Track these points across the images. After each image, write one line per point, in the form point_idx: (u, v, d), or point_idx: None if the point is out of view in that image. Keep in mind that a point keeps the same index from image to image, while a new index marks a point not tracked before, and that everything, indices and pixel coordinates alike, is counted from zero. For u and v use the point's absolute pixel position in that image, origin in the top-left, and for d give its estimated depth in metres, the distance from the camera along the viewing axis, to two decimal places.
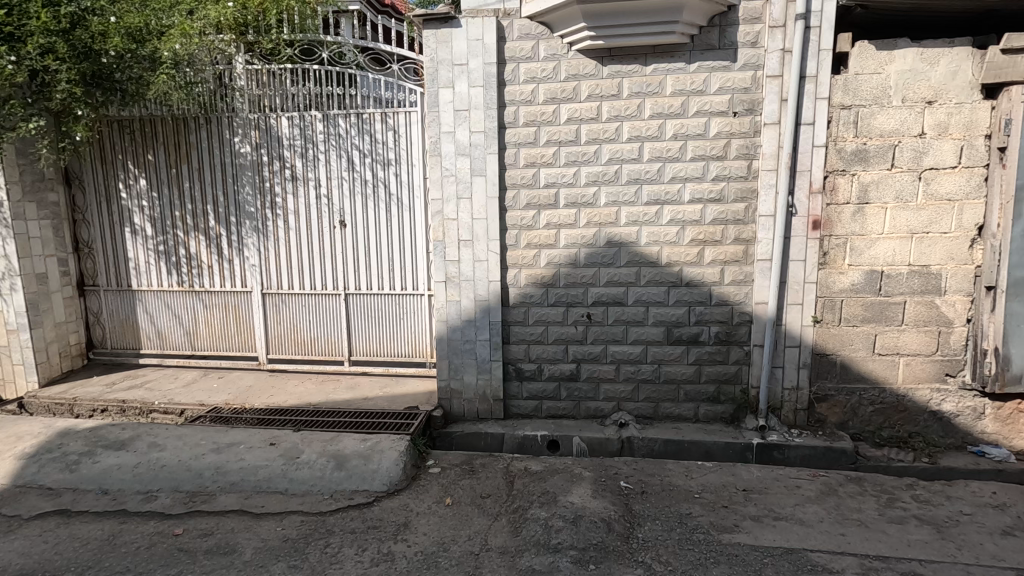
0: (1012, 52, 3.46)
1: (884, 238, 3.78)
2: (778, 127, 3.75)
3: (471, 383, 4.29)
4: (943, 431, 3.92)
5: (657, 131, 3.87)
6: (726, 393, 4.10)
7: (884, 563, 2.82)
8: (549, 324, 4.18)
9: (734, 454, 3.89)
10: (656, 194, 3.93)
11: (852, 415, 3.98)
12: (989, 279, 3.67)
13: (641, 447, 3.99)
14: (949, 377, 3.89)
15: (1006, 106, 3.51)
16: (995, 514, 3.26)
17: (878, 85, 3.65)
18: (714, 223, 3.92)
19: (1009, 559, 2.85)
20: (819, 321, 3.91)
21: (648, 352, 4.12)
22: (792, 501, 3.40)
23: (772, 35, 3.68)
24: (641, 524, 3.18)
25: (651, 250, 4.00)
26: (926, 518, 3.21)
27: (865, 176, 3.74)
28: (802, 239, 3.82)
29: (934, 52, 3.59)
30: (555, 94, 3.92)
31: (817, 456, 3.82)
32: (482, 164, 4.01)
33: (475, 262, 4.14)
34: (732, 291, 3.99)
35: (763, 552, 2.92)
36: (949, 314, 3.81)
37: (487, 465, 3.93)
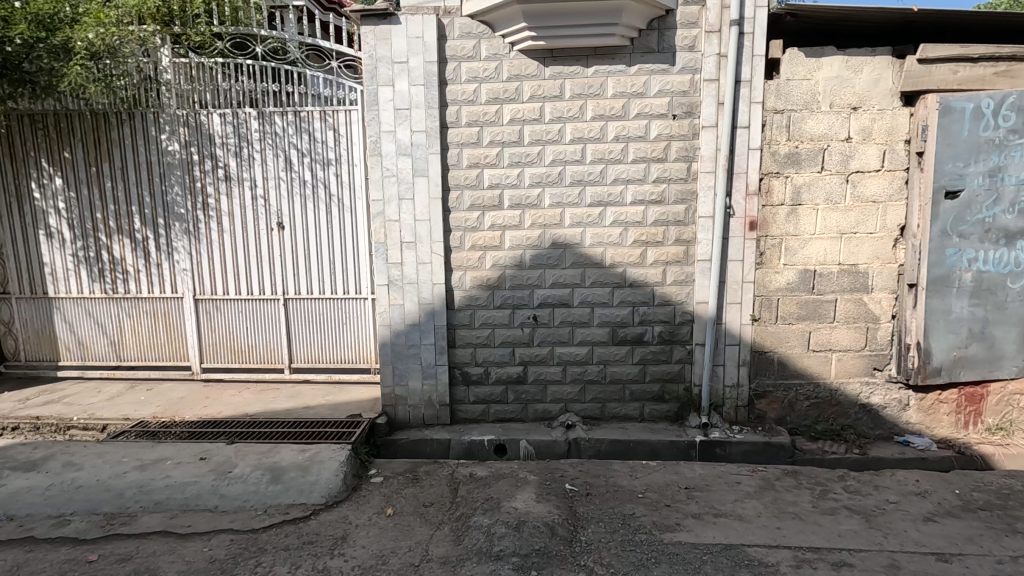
0: (927, 62, 3.65)
1: (816, 238, 3.91)
2: (715, 129, 3.83)
3: (416, 388, 4.19)
4: (872, 423, 4.10)
5: (599, 133, 3.89)
6: (670, 392, 4.16)
7: (816, 554, 2.90)
8: (495, 327, 4.13)
9: (679, 453, 3.94)
10: (599, 195, 3.94)
11: (789, 410, 4.11)
12: (912, 277, 3.85)
13: (588, 448, 3.99)
14: (877, 371, 4.07)
15: (923, 113, 3.69)
16: (919, 501, 3.41)
17: (808, 91, 3.78)
18: (656, 224, 3.96)
19: (930, 545, 2.98)
20: (757, 320, 4.02)
21: (594, 353, 4.12)
22: (731, 497, 3.47)
23: (708, 40, 3.75)
24: (585, 527, 3.17)
25: (596, 252, 4.00)
26: (856, 509, 3.33)
27: (797, 179, 3.86)
28: (739, 239, 3.91)
29: (858, 60, 3.75)
30: (497, 94, 3.87)
31: (757, 451, 3.91)
32: (424, 165, 3.92)
33: (419, 264, 4.04)
34: (674, 291, 4.04)
35: (703, 549, 2.95)
36: (876, 310, 3.98)
37: (432, 472, 3.84)
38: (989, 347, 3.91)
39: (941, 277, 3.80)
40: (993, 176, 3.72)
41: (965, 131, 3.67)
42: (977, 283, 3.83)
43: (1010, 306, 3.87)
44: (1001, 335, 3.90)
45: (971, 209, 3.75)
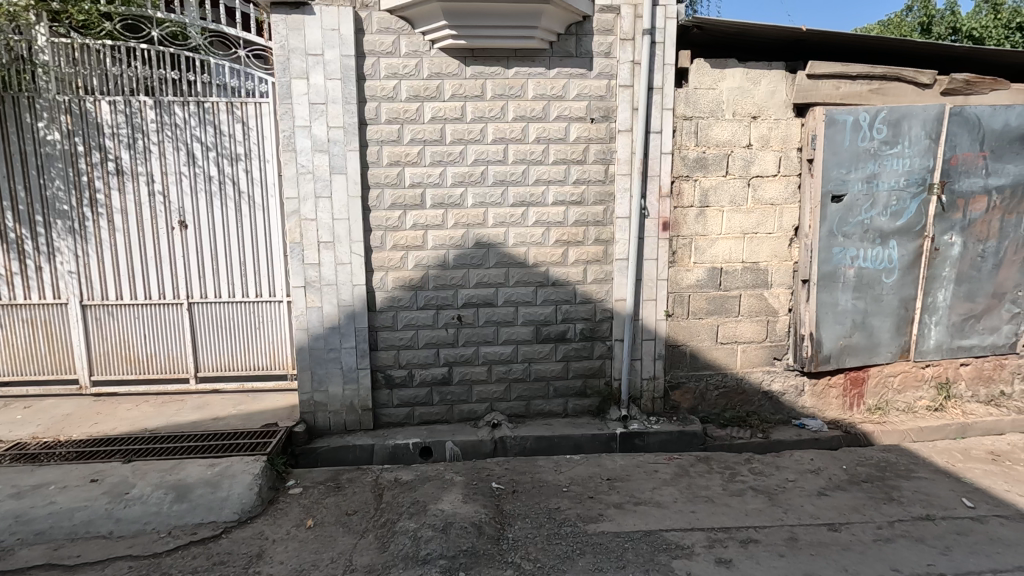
0: (815, 78, 4.02)
1: (722, 238, 4.19)
2: (630, 134, 3.99)
3: (337, 393, 4.04)
4: (773, 408, 4.45)
5: (520, 134, 3.93)
6: (592, 386, 4.28)
7: (726, 533, 3.10)
8: (418, 328, 4.06)
9: (601, 445, 4.07)
10: (522, 195, 3.99)
11: (701, 400, 4.37)
12: (805, 273, 4.21)
13: (514, 446, 4.02)
14: (776, 360, 4.42)
15: (812, 124, 4.05)
16: (813, 478, 3.74)
17: (713, 99, 4.04)
18: (577, 224, 4.07)
19: (823, 517, 3.27)
20: (671, 315, 4.24)
21: (518, 352, 4.17)
22: (650, 485, 3.63)
23: (623, 47, 3.90)
24: (512, 524, 3.19)
25: (518, 251, 4.05)
26: (760, 489, 3.59)
27: (705, 182, 4.11)
28: (654, 239, 4.11)
29: (757, 73, 4.05)
30: (418, 91, 3.81)
31: (673, 440, 4.11)
32: (342, 162, 3.79)
33: (338, 265, 3.89)
34: (594, 289, 4.17)
35: (625, 537, 3.06)
36: (775, 304, 4.33)
37: (354, 480, 3.71)
38: (869, 336, 4.36)
39: (830, 273, 4.19)
40: (870, 183, 4.15)
41: (846, 141, 4.05)
42: (858, 278, 4.25)
43: (885, 299, 4.34)
44: (878, 325, 4.36)
45: (852, 211, 4.16)
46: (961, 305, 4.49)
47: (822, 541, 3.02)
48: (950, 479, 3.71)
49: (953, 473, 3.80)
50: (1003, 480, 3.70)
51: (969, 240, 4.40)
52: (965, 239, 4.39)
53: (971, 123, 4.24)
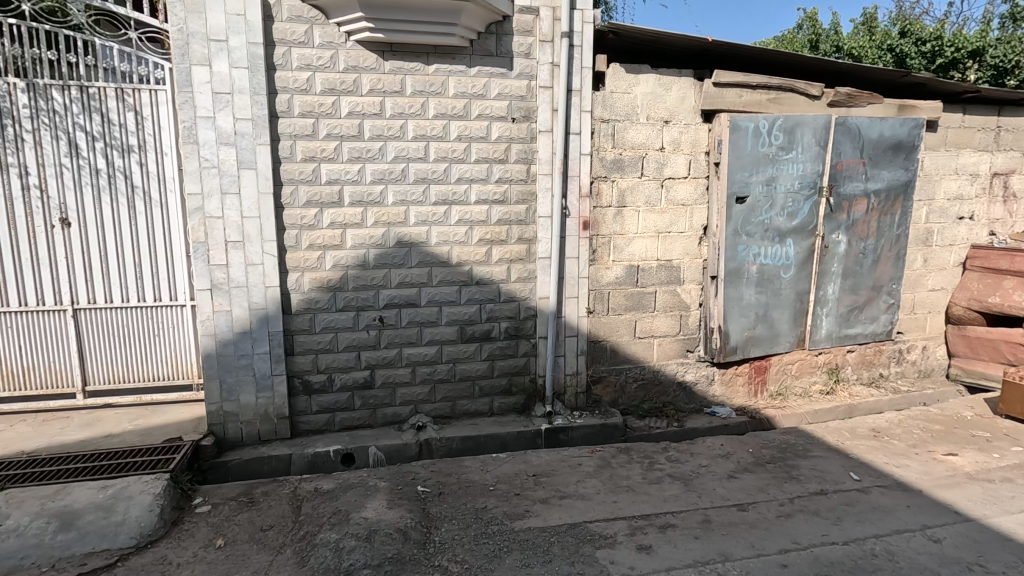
0: (720, 86, 4.27)
1: (639, 237, 4.36)
2: (550, 134, 4.06)
3: (249, 402, 3.80)
4: (687, 398, 4.68)
5: (442, 132, 3.89)
6: (517, 384, 4.31)
7: (646, 520, 3.22)
8: (338, 330, 3.91)
9: (526, 442, 4.11)
10: (444, 193, 3.94)
11: (621, 393, 4.52)
12: (713, 269, 4.48)
13: (440, 447, 3.97)
14: (689, 352, 4.67)
15: (719, 129, 4.31)
16: (724, 462, 3.98)
17: (628, 103, 4.19)
18: (500, 223, 4.09)
19: (733, 498, 3.49)
20: (592, 312, 4.36)
21: (443, 352, 4.12)
22: (575, 478, 3.72)
23: (542, 48, 3.96)
24: (439, 527, 3.15)
25: (442, 250, 4.00)
26: (677, 475, 3.78)
27: (622, 183, 4.26)
28: (574, 238, 4.20)
29: (668, 79, 4.25)
30: (333, 84, 3.66)
31: (596, 433, 4.23)
32: (251, 156, 3.56)
33: (248, 266, 3.66)
34: (518, 288, 4.20)
35: (551, 532, 3.11)
36: (687, 299, 4.57)
37: (270, 493, 3.51)
38: (770, 327, 4.70)
39: (735, 269, 4.48)
40: (770, 185, 4.47)
41: (748, 146, 4.35)
42: (760, 274, 4.58)
43: (783, 292, 4.70)
44: (778, 317, 4.72)
45: (754, 212, 4.47)
46: (847, 297, 4.95)
47: (732, 521, 3.22)
48: (840, 455, 4.08)
49: (842, 450, 4.19)
50: (884, 454, 4.11)
51: (853, 238, 4.86)
52: (849, 237, 4.85)
53: (853, 132, 4.69)
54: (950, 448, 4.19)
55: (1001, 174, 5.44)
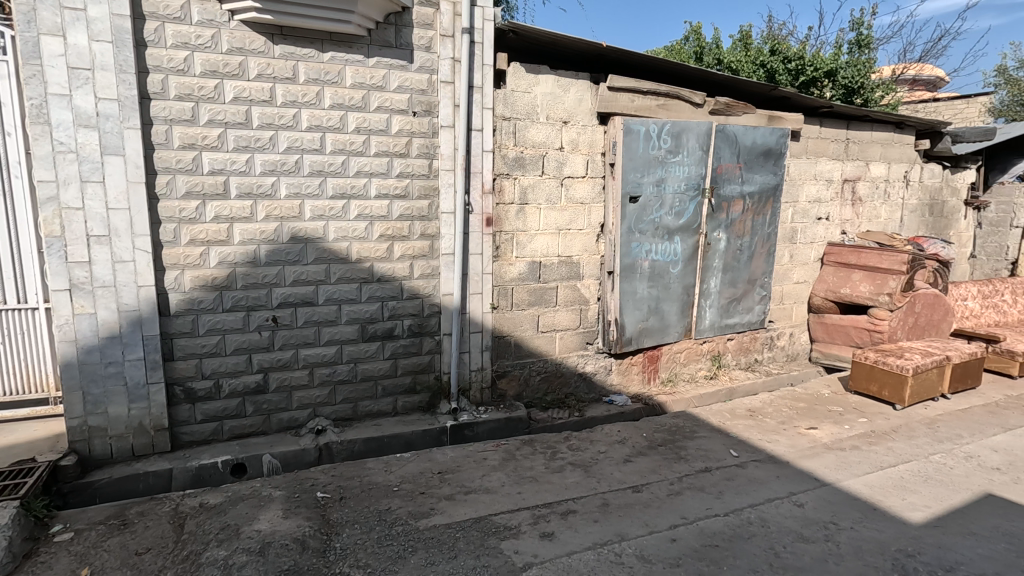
0: (614, 90, 4.49)
1: (540, 234, 4.47)
2: (452, 130, 4.04)
3: (120, 415, 3.42)
4: (587, 388, 4.88)
5: (338, 123, 3.73)
6: (421, 382, 4.26)
7: (548, 508, 3.32)
8: (225, 333, 3.64)
9: (431, 440, 4.07)
10: (342, 187, 3.79)
11: (525, 386, 4.61)
12: (610, 265, 4.71)
13: (341, 451, 3.82)
14: (589, 344, 4.88)
15: (613, 132, 4.52)
16: (620, 447, 4.20)
17: (528, 103, 4.28)
18: (401, 218, 4.01)
19: (628, 481, 3.69)
20: (496, 308, 4.40)
21: (343, 352, 3.97)
22: (480, 473, 3.74)
23: (443, 43, 3.93)
24: (340, 532, 3.04)
25: (340, 246, 3.85)
26: (578, 463, 3.93)
27: (523, 181, 4.34)
28: (478, 234, 4.21)
29: (566, 81, 4.39)
30: (215, 67, 3.39)
31: (501, 427, 4.28)
32: (117, 141, 3.20)
33: (116, 263, 3.29)
34: (421, 285, 4.14)
35: (456, 527, 3.11)
36: (586, 294, 4.77)
37: (146, 513, 3.19)
38: (661, 319, 5.02)
39: (630, 265, 4.73)
40: (660, 186, 4.77)
41: (640, 149, 4.60)
42: (652, 269, 4.87)
43: (672, 286, 5.03)
44: (668, 309, 5.05)
45: (646, 211, 4.74)
46: (727, 290, 5.42)
47: (628, 503, 3.40)
48: (722, 435, 4.46)
49: (724, 429, 4.58)
50: (758, 431, 4.55)
51: (731, 236, 5.32)
52: (728, 235, 5.30)
53: (731, 139, 5.12)
54: (812, 422, 4.73)
55: (850, 180, 6.21)
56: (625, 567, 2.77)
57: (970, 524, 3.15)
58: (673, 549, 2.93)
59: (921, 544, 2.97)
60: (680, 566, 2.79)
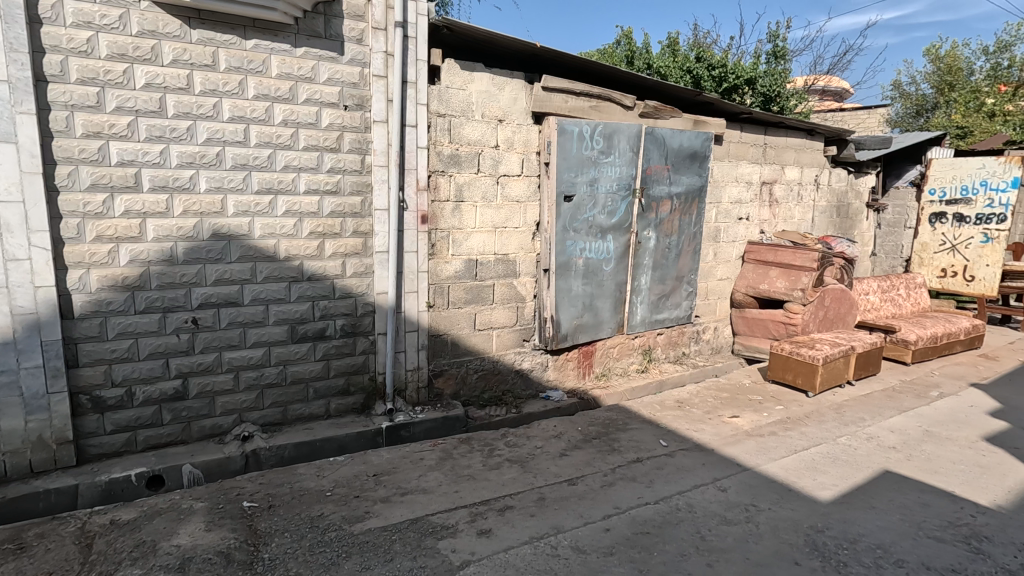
0: (548, 91, 4.55)
1: (476, 231, 4.47)
2: (386, 125, 3.96)
3: (15, 428, 3.11)
4: (524, 385, 4.93)
5: (264, 114, 3.56)
6: (355, 383, 4.16)
7: (486, 506, 3.33)
8: (139, 336, 3.39)
9: (366, 442, 3.97)
10: (268, 182, 3.62)
11: (462, 385, 4.59)
12: (545, 263, 4.77)
13: (269, 457, 3.65)
14: (526, 341, 4.93)
15: (548, 131, 4.58)
16: (556, 442, 4.28)
17: (463, 100, 4.27)
18: (332, 215, 3.88)
19: (564, 475, 3.77)
20: (432, 306, 4.36)
21: (271, 354, 3.80)
22: (416, 473, 3.70)
23: (375, 36, 3.84)
24: (268, 542, 2.91)
25: (267, 244, 3.68)
26: (515, 459, 3.97)
27: (459, 178, 4.32)
28: (413, 232, 4.15)
29: (501, 80, 4.41)
30: (123, 50, 3.14)
31: (438, 426, 4.24)
32: (8, 127, 2.90)
33: (8, 261, 2.98)
34: (354, 283, 4.04)
35: (391, 530, 3.05)
36: (522, 291, 4.81)
37: (48, 534, 2.92)
38: (595, 315, 5.15)
39: (565, 262, 4.82)
40: (593, 185, 4.88)
41: (574, 149, 4.69)
42: (586, 266, 4.98)
43: (606, 283, 5.17)
44: (601, 305, 5.18)
45: (580, 210, 4.84)
46: (657, 287, 5.63)
47: (564, 496, 3.47)
48: (652, 426, 4.64)
49: (654, 421, 4.76)
50: (686, 421, 4.77)
51: (660, 235, 5.54)
52: (658, 234, 5.51)
53: (659, 142, 5.32)
54: (734, 411, 5.01)
55: (767, 183, 6.62)
56: (560, 559, 2.82)
57: (871, 499, 3.44)
58: (606, 539, 3.01)
59: (829, 520, 3.21)
60: (613, 554, 2.87)
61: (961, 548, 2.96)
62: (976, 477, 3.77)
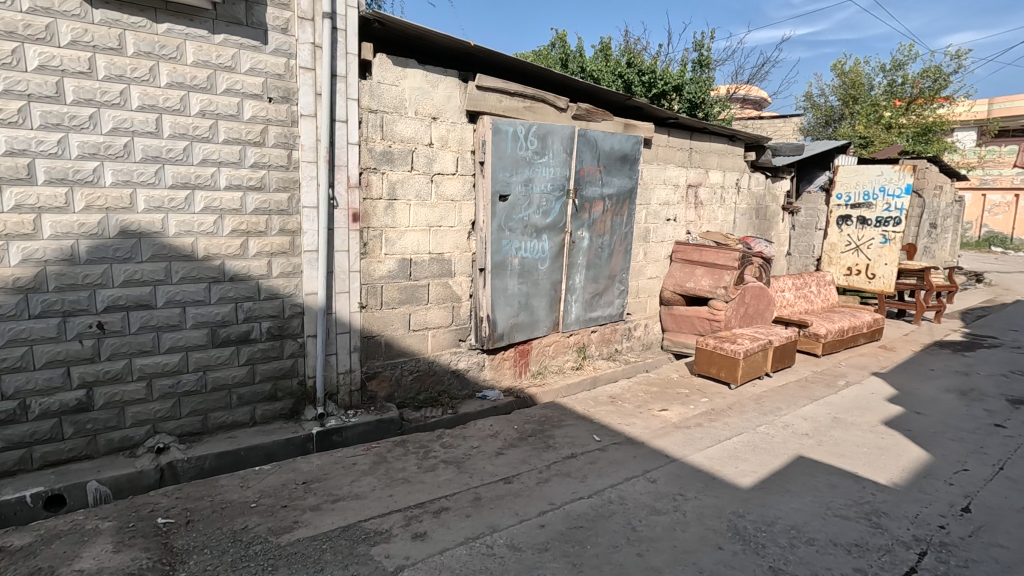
0: (482, 90, 4.54)
1: (410, 230, 4.40)
2: (314, 120, 3.82)
3: None
4: (460, 384, 4.90)
5: (178, 104, 3.33)
6: (283, 388, 3.98)
7: (421, 508, 3.29)
8: (35, 342, 3.09)
9: (295, 449, 3.81)
10: (184, 176, 3.40)
11: (397, 386, 4.50)
12: (481, 262, 4.76)
13: (188, 470, 3.43)
14: (462, 341, 4.89)
15: (482, 131, 4.57)
16: (493, 441, 4.28)
17: (396, 96, 4.18)
18: (257, 212, 3.69)
19: (500, 474, 3.78)
20: (365, 307, 4.24)
21: (189, 359, 3.57)
22: (349, 479, 3.59)
23: (301, 26, 3.69)
24: (185, 561, 2.73)
25: (184, 242, 3.45)
26: (450, 460, 3.94)
27: (392, 176, 4.23)
28: (344, 230, 4.02)
29: (434, 77, 4.36)
30: (12, 27, 2.84)
31: (371, 430, 4.14)
32: None
33: None
34: (281, 284, 3.86)
35: (322, 539, 2.95)
36: (458, 291, 4.78)
37: None
38: (530, 314, 5.20)
39: (500, 262, 4.83)
40: (528, 185, 4.92)
41: (509, 148, 4.71)
42: (521, 266, 5.02)
43: (541, 282, 5.23)
44: (537, 304, 5.23)
45: (515, 210, 4.87)
46: (590, 285, 5.76)
47: (500, 494, 3.48)
48: (586, 422, 4.75)
49: (588, 417, 4.86)
50: (618, 416, 4.91)
51: (593, 235, 5.66)
52: (591, 234, 5.63)
53: (592, 144, 5.44)
54: (663, 404, 5.21)
55: (693, 186, 6.93)
56: (496, 558, 2.83)
57: (786, 483, 3.68)
58: (541, 535, 3.05)
59: (749, 504, 3.41)
60: (548, 550, 2.91)
61: (864, 524, 3.22)
62: (877, 458, 4.12)
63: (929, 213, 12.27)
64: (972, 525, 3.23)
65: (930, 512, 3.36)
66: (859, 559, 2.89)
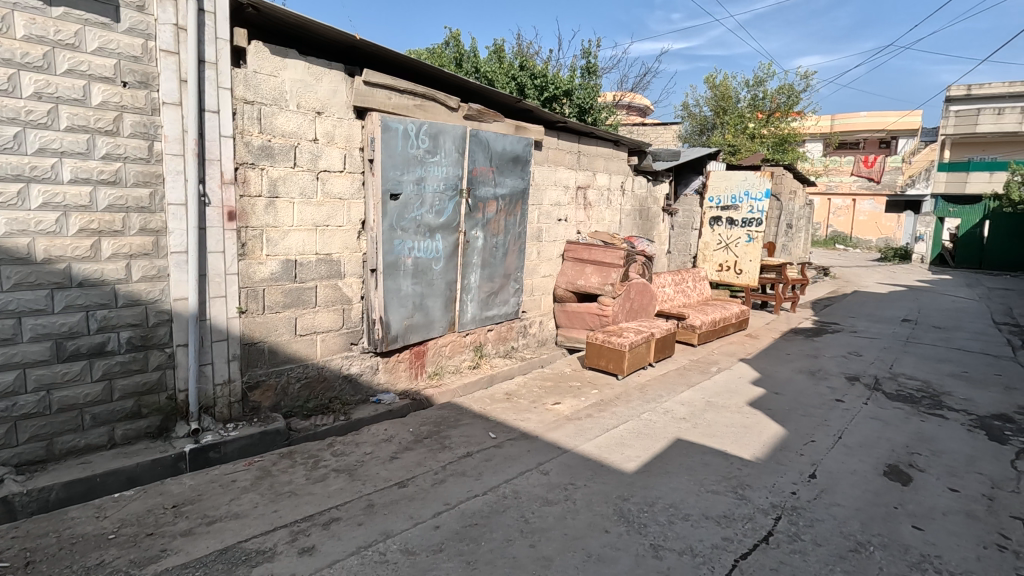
0: (370, 85, 4.41)
1: (294, 230, 4.17)
2: (179, 109, 3.49)
3: None
4: (353, 390, 4.73)
5: (7, 84, 2.90)
6: (147, 405, 3.59)
7: (309, 522, 3.13)
8: None
9: (164, 471, 3.46)
10: (16, 167, 2.96)
11: (283, 395, 4.25)
12: (372, 263, 4.64)
13: (28, 504, 2.99)
14: (353, 345, 4.73)
15: (371, 127, 4.45)
16: (387, 445, 4.19)
17: (275, 87, 3.94)
18: (111, 210, 3.30)
19: (394, 478, 3.71)
20: (244, 311, 3.95)
21: (28, 377, 3.11)
22: (227, 498, 3.33)
23: (161, 5, 3.36)
24: None
25: (17, 242, 3.00)
26: (342, 468, 3.79)
27: (272, 172, 3.98)
28: (218, 230, 3.72)
29: (318, 70, 4.16)
30: None
31: (254, 443, 3.86)
32: None
33: None
34: (144, 289, 3.48)
35: (195, 565, 2.71)
36: (348, 293, 4.62)
37: None
38: (425, 315, 5.14)
39: (393, 262, 4.74)
40: (420, 184, 4.85)
41: (399, 146, 4.62)
42: (415, 266, 4.95)
43: (436, 282, 5.20)
44: (432, 304, 5.19)
45: (407, 209, 4.79)
46: (485, 284, 5.82)
47: (393, 499, 3.41)
48: (482, 420, 4.79)
49: (485, 414, 4.92)
50: (514, 412, 5.01)
51: (487, 235, 5.72)
52: (484, 233, 5.69)
53: (484, 144, 5.49)
54: (557, 398, 5.39)
55: (582, 187, 7.24)
56: (389, 564, 2.77)
57: (666, 465, 3.97)
58: (436, 536, 3.03)
59: (634, 488, 3.63)
60: (442, 551, 2.90)
61: (731, 496, 3.56)
62: (742, 435, 4.57)
63: (785, 214, 13.79)
64: (817, 488, 3.69)
65: (784, 480, 3.79)
66: (726, 529, 3.19)
